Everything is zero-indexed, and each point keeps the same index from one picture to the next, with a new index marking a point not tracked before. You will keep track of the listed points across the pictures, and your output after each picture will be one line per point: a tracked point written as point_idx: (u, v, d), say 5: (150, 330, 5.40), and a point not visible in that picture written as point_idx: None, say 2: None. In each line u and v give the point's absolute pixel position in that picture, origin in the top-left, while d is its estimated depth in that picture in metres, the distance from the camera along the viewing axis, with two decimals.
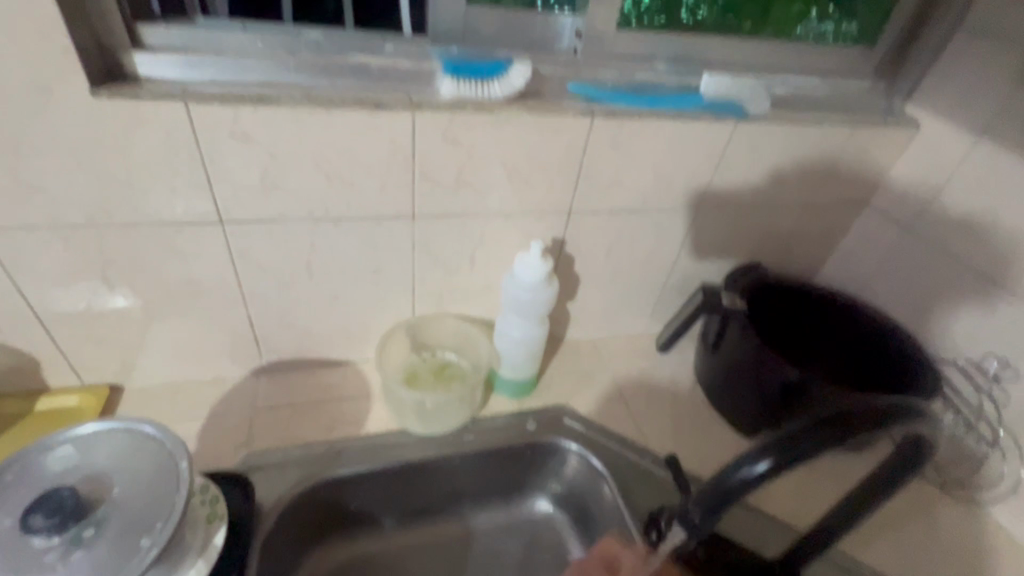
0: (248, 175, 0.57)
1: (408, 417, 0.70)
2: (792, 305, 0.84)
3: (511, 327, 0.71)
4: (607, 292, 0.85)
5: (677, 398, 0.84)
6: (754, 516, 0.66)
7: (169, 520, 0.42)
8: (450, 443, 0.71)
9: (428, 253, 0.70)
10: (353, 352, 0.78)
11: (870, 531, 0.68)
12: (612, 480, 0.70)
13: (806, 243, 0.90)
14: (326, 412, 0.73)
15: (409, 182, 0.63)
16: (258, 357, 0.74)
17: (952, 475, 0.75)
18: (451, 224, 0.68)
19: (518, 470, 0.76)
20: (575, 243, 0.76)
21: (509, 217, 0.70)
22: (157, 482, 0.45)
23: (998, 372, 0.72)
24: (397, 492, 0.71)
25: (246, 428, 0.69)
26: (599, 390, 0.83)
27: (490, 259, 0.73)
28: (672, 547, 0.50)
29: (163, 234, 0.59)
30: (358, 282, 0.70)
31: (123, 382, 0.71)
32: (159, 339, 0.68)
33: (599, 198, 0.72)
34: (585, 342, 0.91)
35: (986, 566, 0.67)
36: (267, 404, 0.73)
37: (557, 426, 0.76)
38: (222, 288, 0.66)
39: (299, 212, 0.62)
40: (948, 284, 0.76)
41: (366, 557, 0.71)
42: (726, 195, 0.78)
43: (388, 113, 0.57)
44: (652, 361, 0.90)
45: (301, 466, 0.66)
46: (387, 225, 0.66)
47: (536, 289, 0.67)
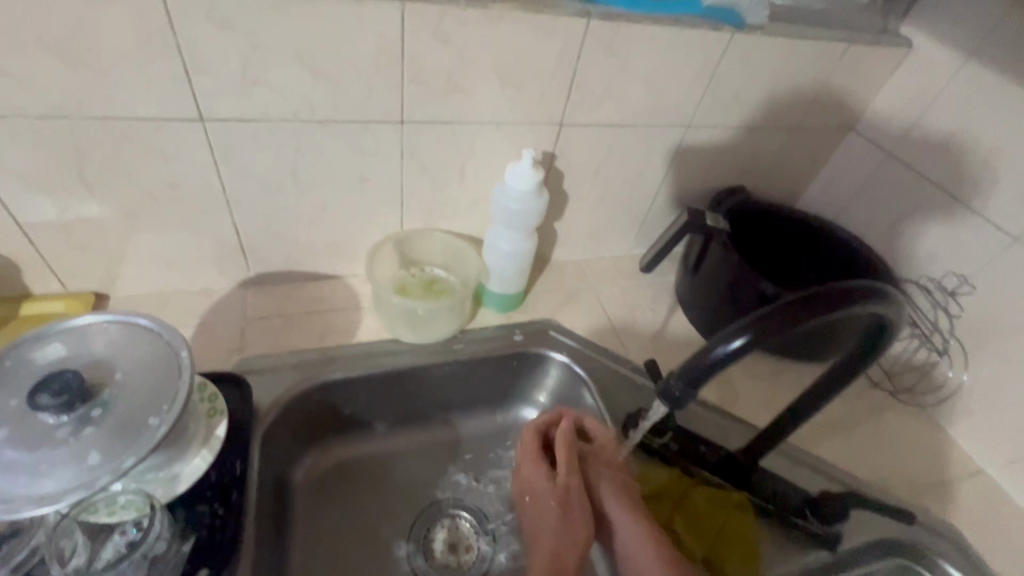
0: (228, 68, 0.55)
1: (399, 326, 0.73)
2: (772, 227, 0.87)
3: (501, 240, 0.72)
4: (594, 212, 0.86)
5: (657, 316, 0.88)
6: (722, 417, 0.72)
7: (176, 399, 0.44)
8: (440, 352, 0.74)
9: (418, 163, 0.69)
10: (341, 266, 0.78)
11: (824, 431, 0.74)
12: (593, 386, 0.74)
13: (789, 168, 0.91)
14: (317, 322, 0.74)
15: (398, 84, 0.61)
16: (246, 268, 0.74)
17: (903, 382, 0.82)
18: (441, 133, 0.67)
19: (504, 379, 0.79)
20: (565, 158, 0.76)
21: (499, 127, 0.69)
22: (158, 369, 0.46)
23: (956, 288, 0.76)
24: (388, 398, 0.74)
25: (238, 336, 0.70)
26: (584, 307, 0.86)
27: (479, 172, 0.73)
28: (652, 422, 0.56)
29: (141, 131, 0.57)
30: (347, 192, 0.69)
31: (109, 290, 0.70)
32: (143, 247, 0.67)
33: (590, 110, 0.71)
34: (570, 262, 0.93)
35: (925, 459, 0.75)
36: (258, 314, 0.73)
37: (542, 338, 0.79)
38: (207, 194, 0.64)
39: (284, 111, 0.59)
40: (920, 206, 0.79)
41: (359, 457, 0.75)
42: (716, 112, 0.78)
43: (376, 4, 0.54)
44: (635, 281, 0.93)
45: (295, 371, 0.67)
46: (375, 131, 0.64)
47: (525, 199, 0.67)
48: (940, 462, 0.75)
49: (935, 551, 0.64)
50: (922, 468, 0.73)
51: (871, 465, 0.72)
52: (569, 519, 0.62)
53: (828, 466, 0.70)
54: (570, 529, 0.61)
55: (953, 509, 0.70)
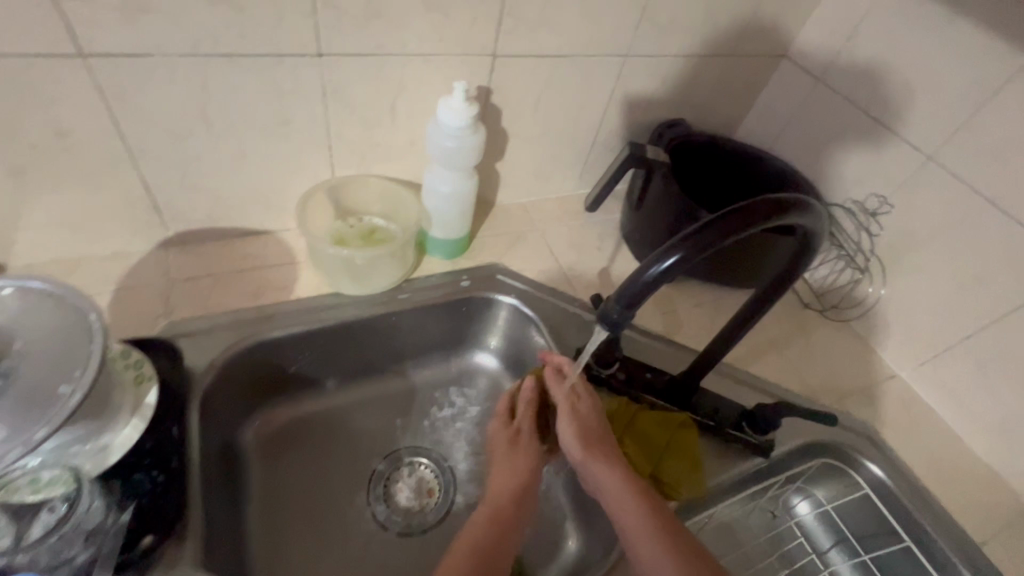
0: None
1: (339, 278, 0.70)
2: (711, 159, 0.88)
3: (440, 181, 0.70)
4: (536, 150, 0.84)
5: (603, 253, 0.88)
6: (668, 345, 0.75)
7: (89, 364, 0.40)
8: (385, 302, 0.72)
9: (343, 101, 0.64)
10: (272, 219, 0.73)
11: (760, 351, 0.79)
12: (543, 325, 0.75)
13: (727, 98, 0.91)
14: (250, 280, 0.70)
15: (311, 9, 0.55)
16: (164, 227, 0.68)
17: (830, 301, 0.88)
18: (366, 65, 0.62)
19: (454, 326, 0.78)
20: (502, 93, 0.72)
21: (429, 58, 0.64)
22: (66, 335, 0.42)
23: (877, 208, 0.80)
24: (336, 353, 0.72)
25: (164, 300, 0.65)
26: (531, 248, 0.85)
27: (411, 110, 0.69)
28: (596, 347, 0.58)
29: (9, 69, 0.49)
30: (267, 136, 0.64)
31: (4, 260, 0.63)
32: (36, 208, 0.60)
33: (524, 39, 0.67)
34: (516, 205, 0.91)
35: (848, 369, 0.81)
36: (183, 276, 0.68)
37: (490, 282, 0.78)
38: (104, 144, 0.57)
39: (180, 43, 0.53)
40: (847, 130, 0.82)
41: (311, 416, 0.73)
42: (654, 40, 0.76)
43: None
44: (581, 220, 0.92)
45: (231, 332, 0.64)
46: (290, 65, 0.59)
47: (461, 136, 0.64)
48: (861, 371, 0.81)
49: (855, 449, 0.70)
50: (847, 378, 0.80)
51: (801, 377, 0.78)
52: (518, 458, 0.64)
53: (763, 382, 0.74)
54: (515, 464, 0.63)
55: (871, 410, 0.76)
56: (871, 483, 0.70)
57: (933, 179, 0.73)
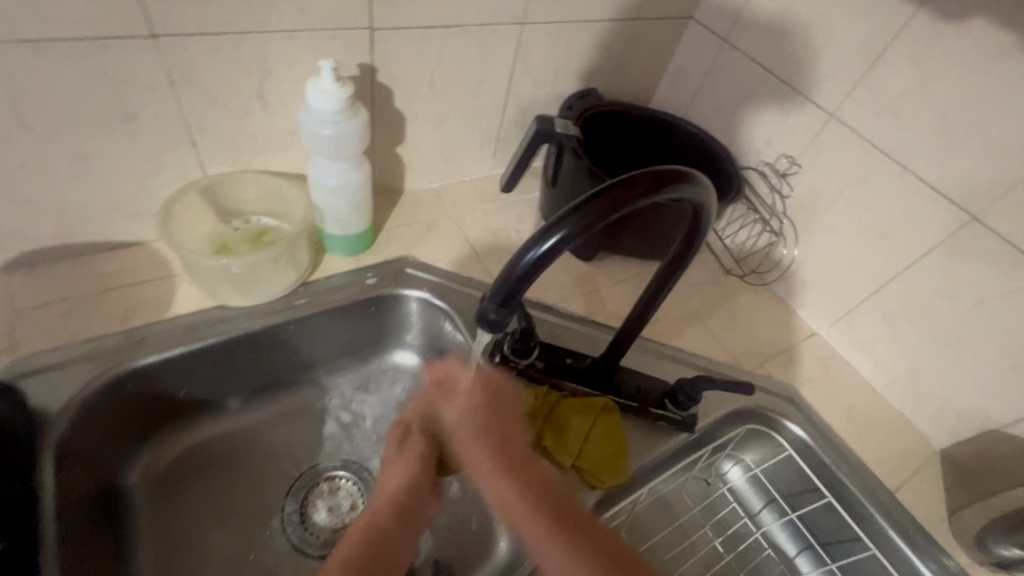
0: None
1: (221, 290, 0.62)
2: (625, 129, 0.85)
3: (324, 173, 0.63)
4: (439, 131, 0.78)
5: (522, 235, 0.84)
6: (590, 326, 0.72)
7: None
8: (280, 310, 0.65)
9: (197, 89, 0.56)
10: (140, 229, 0.65)
11: (684, 323, 0.78)
12: (458, 318, 0.70)
13: (637, 64, 0.88)
14: (116, 299, 0.61)
15: None
16: (0, 248, 0.58)
17: (750, 266, 0.88)
18: (217, 46, 0.54)
19: (366, 327, 0.73)
20: (388, 70, 0.66)
21: (293, 35, 0.57)
22: None
23: (787, 169, 0.80)
24: (230, 371, 0.65)
25: (8, 332, 0.57)
26: (444, 236, 0.80)
27: (284, 94, 0.61)
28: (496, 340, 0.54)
29: None
30: (108, 135, 0.55)
31: None
32: None
33: (403, 9, 0.61)
34: (427, 191, 0.85)
35: (770, 332, 0.81)
36: (32, 302, 0.59)
37: (399, 277, 0.72)
38: None
39: None
40: (755, 91, 0.81)
41: (210, 441, 0.67)
42: (550, 5, 0.71)
43: None
44: (498, 203, 0.88)
45: (93, 362, 0.56)
46: (119, 51, 0.50)
47: (338, 122, 0.58)
48: (782, 332, 0.82)
49: (777, 412, 0.71)
50: (769, 342, 0.80)
51: (724, 345, 0.77)
52: (391, 470, 0.61)
53: (687, 354, 0.73)
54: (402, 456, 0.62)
55: (792, 371, 0.77)
56: (793, 445, 0.70)
57: (836, 136, 0.73)
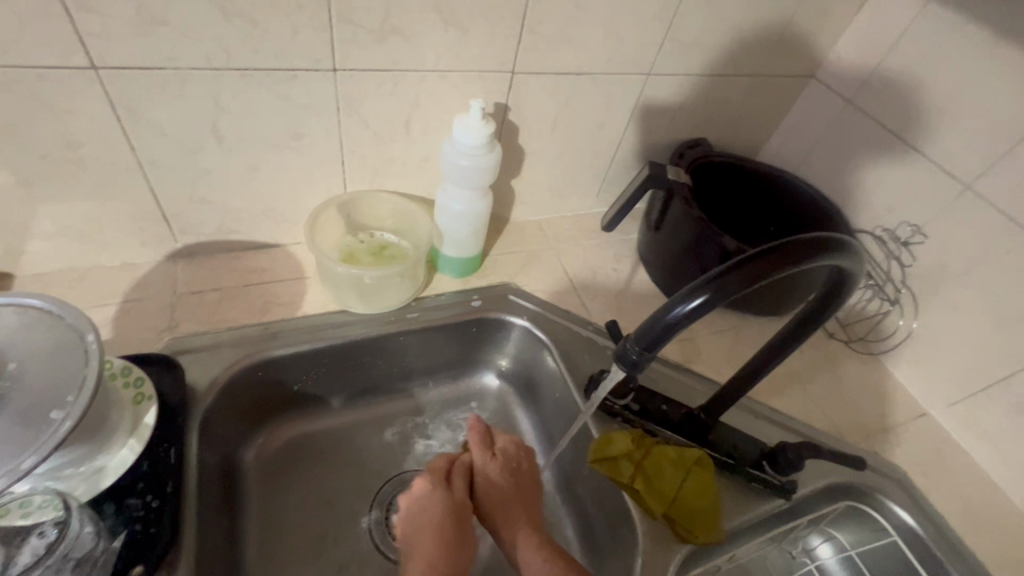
0: (120, 3, 0.47)
1: (347, 296, 0.68)
2: (734, 181, 0.85)
3: (452, 200, 0.68)
4: (553, 168, 0.82)
5: (619, 275, 0.86)
6: (685, 375, 0.72)
7: (82, 391, 0.39)
8: (394, 321, 0.70)
9: (358, 117, 0.63)
10: (282, 233, 0.72)
11: (783, 383, 0.75)
12: (556, 349, 0.72)
13: (752, 118, 0.88)
14: (257, 295, 0.68)
15: (327, 24, 0.54)
16: (173, 239, 0.67)
17: (856, 332, 0.84)
18: (382, 81, 0.60)
19: (465, 346, 0.76)
20: (519, 110, 0.71)
21: (446, 75, 0.63)
22: (59, 357, 0.40)
23: (909, 238, 0.77)
24: (341, 371, 0.70)
25: (169, 313, 0.64)
26: (544, 268, 0.83)
27: (427, 125, 0.67)
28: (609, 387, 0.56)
29: (22, 82, 0.49)
30: (279, 151, 0.63)
31: (13, 268, 0.62)
32: (47, 218, 0.59)
33: (544, 57, 0.66)
34: (530, 222, 0.89)
35: (875, 405, 0.77)
36: (190, 289, 0.67)
37: (503, 303, 0.76)
38: (114, 155, 0.57)
39: (193, 56, 0.52)
40: (878, 155, 0.79)
41: (313, 434, 0.71)
42: (678, 60, 0.74)
43: None
44: (597, 240, 0.90)
45: (236, 348, 0.63)
46: (305, 80, 0.57)
47: (476, 155, 0.63)
48: (888, 407, 0.77)
49: (883, 493, 0.66)
50: (873, 415, 0.76)
51: (824, 412, 0.74)
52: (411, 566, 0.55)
53: (785, 417, 0.71)
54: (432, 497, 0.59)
55: (900, 451, 0.72)
56: (900, 531, 0.65)
57: (970, 209, 0.70)
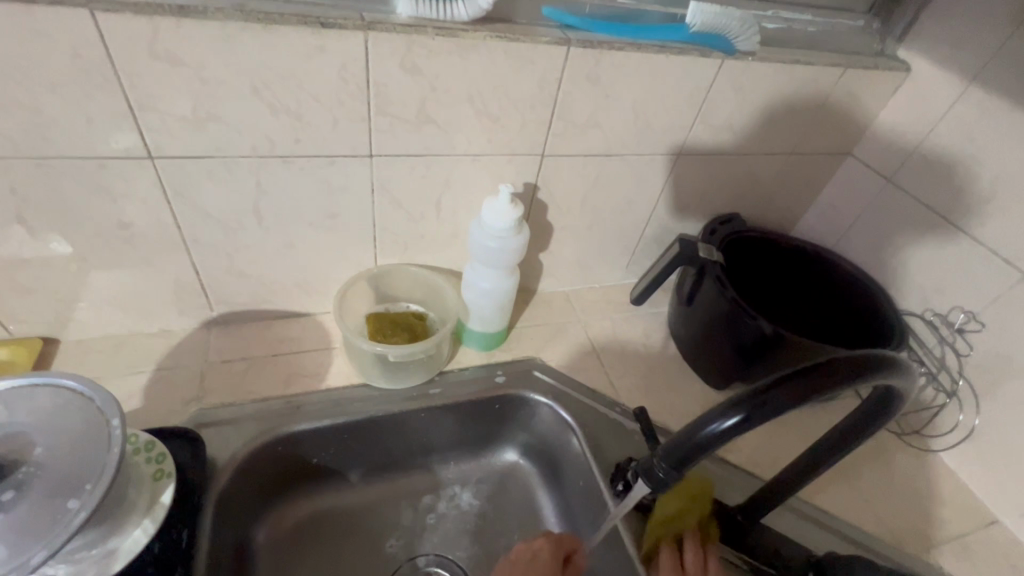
0: (178, 102, 0.50)
1: (371, 370, 0.68)
2: (769, 257, 0.83)
3: (479, 278, 0.68)
4: (581, 243, 0.82)
5: (649, 351, 0.83)
6: (721, 467, 0.67)
7: (102, 478, 0.39)
8: (416, 397, 0.69)
9: (391, 197, 0.65)
10: (312, 303, 0.74)
11: (830, 478, 0.69)
12: (581, 432, 0.69)
13: (786, 194, 0.87)
14: (283, 365, 0.69)
15: (367, 117, 0.57)
16: (209, 308, 0.69)
17: (910, 424, 0.77)
18: (415, 164, 0.63)
19: (487, 423, 0.74)
20: (548, 189, 0.72)
21: (477, 158, 0.65)
22: (83, 442, 0.41)
23: (964, 325, 0.72)
24: (361, 446, 0.69)
25: (198, 382, 0.65)
26: (571, 342, 0.81)
27: (457, 204, 0.68)
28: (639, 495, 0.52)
29: (83, 170, 0.52)
30: (314, 228, 0.65)
31: (59, 334, 0.65)
32: (95, 289, 0.62)
33: (574, 141, 0.67)
34: (558, 294, 0.88)
35: (936, 508, 0.70)
36: (220, 357, 0.68)
37: (528, 379, 0.74)
38: (161, 233, 0.60)
39: (240, 145, 0.55)
40: (923, 236, 0.76)
41: (330, 511, 0.69)
42: (707, 141, 0.74)
43: (336, 34, 0.50)
44: (626, 313, 0.88)
45: (259, 421, 0.63)
46: (342, 165, 0.60)
47: (504, 237, 0.63)
48: (950, 511, 0.70)
49: None
50: (934, 519, 0.68)
51: (878, 515, 0.67)
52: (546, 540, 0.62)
53: (833, 519, 0.65)
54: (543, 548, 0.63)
55: (970, 566, 0.64)
56: None
57: None
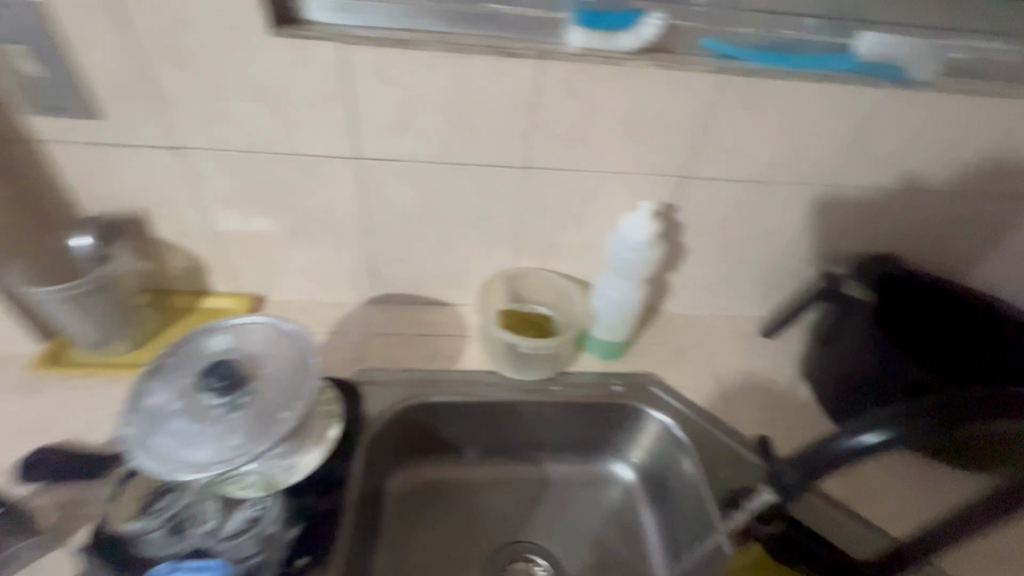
0: (385, 115, 0.62)
1: (500, 359, 0.75)
2: (929, 308, 0.76)
3: (609, 287, 0.72)
4: (712, 267, 0.81)
5: (775, 385, 0.79)
6: (847, 517, 0.62)
7: (302, 400, 0.50)
8: (537, 390, 0.75)
9: (536, 205, 0.72)
10: (454, 295, 0.83)
11: (988, 559, 0.61)
12: (694, 454, 0.69)
13: (957, 237, 0.79)
14: (426, 344, 0.79)
15: (529, 132, 0.64)
16: (375, 288, 0.82)
17: None
18: (563, 177, 0.69)
19: (598, 429, 0.77)
20: (685, 211, 0.74)
21: (621, 175, 0.69)
22: (292, 370, 0.53)
23: None
24: (483, 428, 0.76)
25: (359, 347, 0.78)
26: (691, 365, 0.81)
27: (596, 217, 0.73)
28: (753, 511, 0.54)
29: (309, 165, 0.66)
30: (470, 229, 0.74)
31: (265, 294, 0.82)
32: (297, 261, 0.78)
33: (718, 164, 0.69)
34: (681, 316, 0.88)
35: None
36: (378, 330, 0.80)
37: (643, 393, 0.75)
38: (352, 220, 0.73)
39: (425, 153, 0.66)
40: None
41: (448, 480, 0.77)
42: (866, 175, 0.71)
43: (517, 61, 0.59)
44: (752, 344, 0.85)
45: (403, 388, 0.73)
46: (501, 173, 0.68)
47: (639, 249, 0.68)
48: None
49: None
50: None
51: None
52: None
53: None
54: None
55: None
56: None
57: None
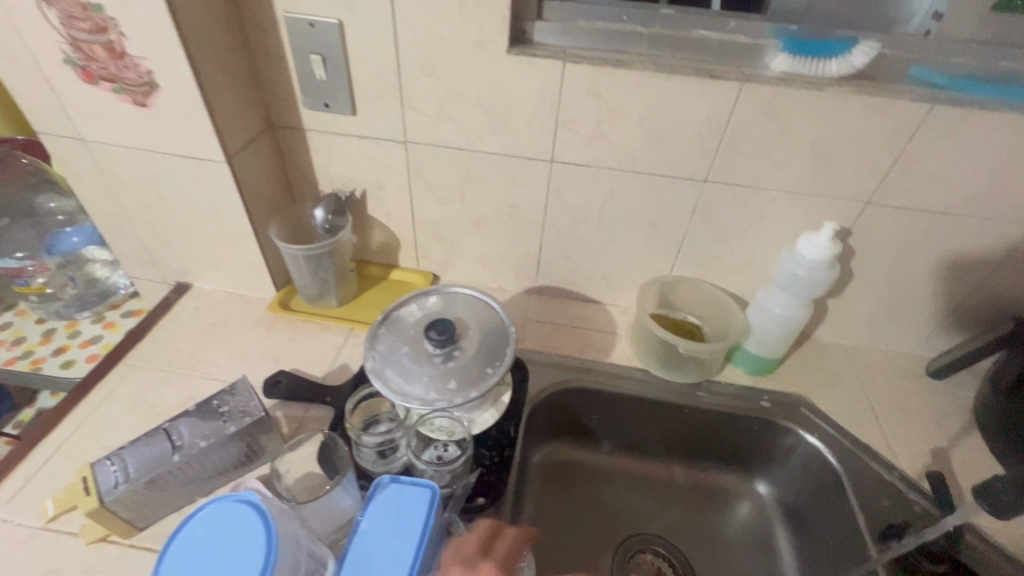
0: (585, 125, 0.70)
1: (653, 357, 0.79)
2: None
3: (774, 302, 0.75)
4: (881, 298, 0.79)
5: (941, 429, 0.75)
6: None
7: (504, 361, 0.60)
8: (685, 393, 0.78)
9: (706, 217, 0.76)
10: (607, 294, 0.89)
11: None
12: (849, 483, 0.69)
13: None
14: (579, 336, 0.86)
15: (715, 148, 0.69)
16: (536, 279, 0.90)
17: None
18: (739, 193, 0.72)
19: (741, 442, 0.79)
20: (861, 237, 0.73)
21: (800, 196, 0.71)
22: (492, 336, 0.62)
23: None
24: (626, 422, 0.81)
25: (519, 330, 0.86)
26: (845, 394, 0.79)
27: (765, 234, 0.76)
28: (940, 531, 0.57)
29: (509, 164, 0.76)
30: (637, 234, 0.80)
31: (441, 274, 0.94)
32: (475, 247, 0.88)
33: (908, 193, 0.68)
34: (835, 344, 0.86)
35: None
36: (535, 317, 0.88)
37: (794, 414, 0.76)
38: (532, 216, 0.82)
39: (613, 161, 0.73)
40: None
41: (585, 464, 0.83)
42: None
43: (720, 82, 0.63)
44: (915, 383, 0.81)
45: (559, 371, 0.80)
46: (678, 185, 0.73)
47: (815, 269, 0.70)
48: None
49: None
50: None
51: None
52: None
53: None
54: None
55: None
56: None
57: None
